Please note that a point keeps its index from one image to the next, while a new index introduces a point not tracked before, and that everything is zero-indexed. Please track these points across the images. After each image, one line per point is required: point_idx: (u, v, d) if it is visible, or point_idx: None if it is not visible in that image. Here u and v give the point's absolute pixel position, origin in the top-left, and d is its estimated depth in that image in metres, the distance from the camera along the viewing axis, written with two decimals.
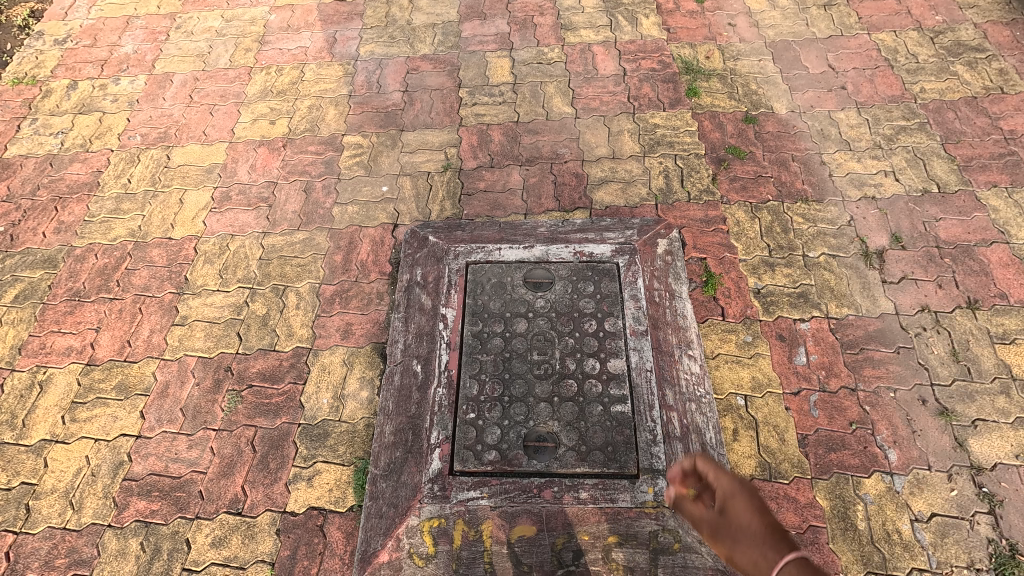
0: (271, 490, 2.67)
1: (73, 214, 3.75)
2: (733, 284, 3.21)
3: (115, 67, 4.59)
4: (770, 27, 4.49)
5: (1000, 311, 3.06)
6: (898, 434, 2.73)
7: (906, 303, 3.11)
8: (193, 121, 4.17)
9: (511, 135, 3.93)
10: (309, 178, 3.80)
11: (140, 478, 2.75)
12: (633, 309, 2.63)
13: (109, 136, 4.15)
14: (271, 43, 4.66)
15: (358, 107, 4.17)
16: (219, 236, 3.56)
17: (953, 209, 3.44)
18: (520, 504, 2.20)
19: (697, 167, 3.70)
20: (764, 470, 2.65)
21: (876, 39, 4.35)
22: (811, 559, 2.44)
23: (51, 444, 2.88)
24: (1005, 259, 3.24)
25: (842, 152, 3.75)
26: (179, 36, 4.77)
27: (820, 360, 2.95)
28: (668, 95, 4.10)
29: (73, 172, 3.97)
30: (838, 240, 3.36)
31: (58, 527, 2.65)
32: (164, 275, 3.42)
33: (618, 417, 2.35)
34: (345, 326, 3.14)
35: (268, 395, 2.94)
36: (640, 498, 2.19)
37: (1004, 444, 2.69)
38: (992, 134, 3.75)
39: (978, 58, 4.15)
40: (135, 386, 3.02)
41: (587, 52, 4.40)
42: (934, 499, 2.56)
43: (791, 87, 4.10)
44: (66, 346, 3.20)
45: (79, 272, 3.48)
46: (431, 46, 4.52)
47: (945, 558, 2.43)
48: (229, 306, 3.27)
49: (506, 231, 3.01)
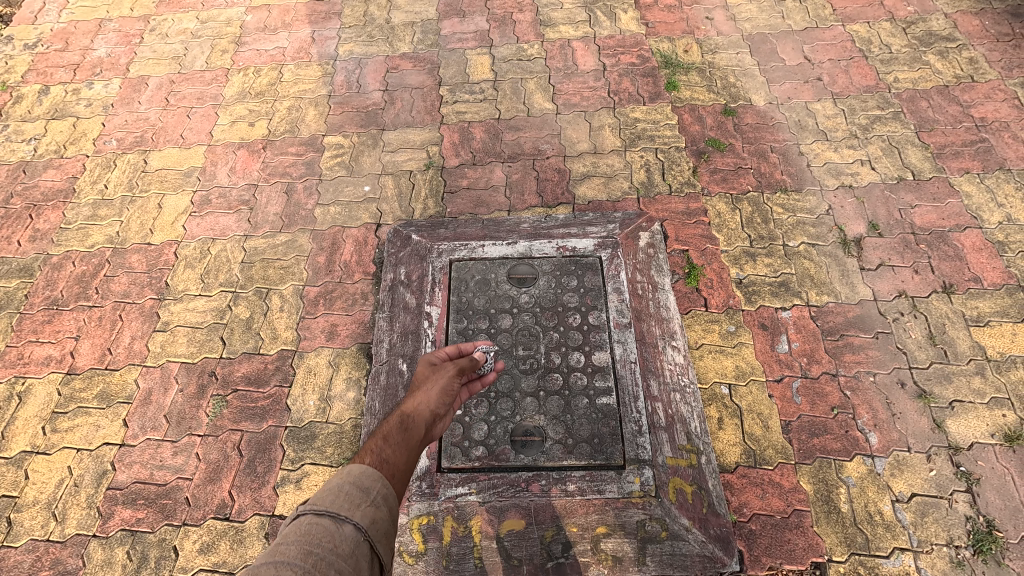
0: (259, 495, 2.66)
1: (48, 221, 3.68)
2: (716, 275, 3.24)
3: (88, 71, 4.51)
4: (747, 20, 4.53)
5: (975, 295, 3.14)
6: (878, 418, 2.78)
7: (883, 289, 3.17)
8: (170, 125, 4.12)
9: (493, 132, 3.92)
10: (290, 179, 3.76)
11: (125, 486, 2.71)
12: (616, 302, 2.65)
13: (84, 141, 4.08)
14: (248, 44, 4.61)
15: (338, 107, 4.14)
16: (200, 240, 3.52)
17: (927, 196, 3.51)
18: (508, 499, 2.21)
19: (678, 160, 3.74)
20: (749, 457, 2.69)
21: (850, 30, 4.41)
22: (796, 542, 2.49)
23: (31, 455, 2.83)
24: (978, 244, 3.31)
25: (819, 142, 3.80)
26: (153, 38, 4.70)
27: (802, 347, 3.00)
28: (648, 89, 4.13)
29: (47, 178, 3.90)
30: (817, 230, 3.41)
31: (41, 539, 2.61)
32: (144, 281, 3.37)
33: (604, 408, 2.37)
34: (330, 328, 3.13)
35: (254, 398, 2.92)
36: (627, 488, 2.21)
37: (980, 424, 2.75)
38: (963, 122, 3.83)
39: (950, 48, 4.23)
40: (117, 394, 2.98)
41: (566, 48, 4.41)
42: (914, 480, 2.62)
43: (769, 79, 4.15)
44: (45, 355, 3.15)
45: (56, 280, 3.42)
46: (411, 45, 4.50)
47: (925, 537, 2.49)
48: (211, 311, 3.24)
49: (489, 228, 3.02)
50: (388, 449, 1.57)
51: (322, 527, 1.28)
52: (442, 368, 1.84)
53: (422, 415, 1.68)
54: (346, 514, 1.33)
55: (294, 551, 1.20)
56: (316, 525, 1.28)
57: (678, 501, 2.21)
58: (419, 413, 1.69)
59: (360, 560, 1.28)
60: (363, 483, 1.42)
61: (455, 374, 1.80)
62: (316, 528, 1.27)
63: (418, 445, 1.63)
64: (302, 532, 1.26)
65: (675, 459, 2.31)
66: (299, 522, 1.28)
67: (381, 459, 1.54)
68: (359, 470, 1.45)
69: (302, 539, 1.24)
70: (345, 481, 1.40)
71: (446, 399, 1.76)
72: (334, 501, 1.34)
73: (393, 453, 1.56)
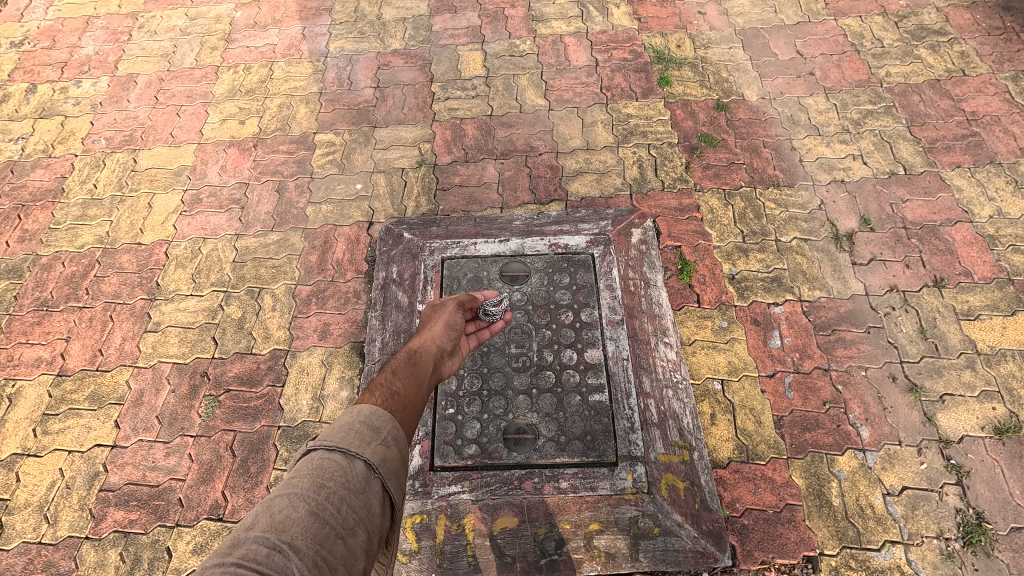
0: (252, 495, 2.65)
1: (37, 221, 3.65)
2: (708, 271, 3.25)
3: (76, 69, 4.46)
4: (739, 14, 4.52)
5: (965, 289, 3.15)
6: (869, 412, 2.80)
7: (875, 284, 3.18)
8: (160, 123, 4.08)
9: (485, 129, 3.91)
10: (282, 178, 3.74)
11: (118, 488, 2.70)
12: (608, 299, 2.65)
13: (72, 140, 4.04)
14: (237, 41, 4.56)
15: (329, 104, 4.11)
16: (191, 240, 3.49)
17: (919, 190, 3.52)
18: (501, 497, 2.21)
19: (670, 156, 3.73)
20: (741, 452, 2.70)
21: (843, 25, 4.41)
22: (788, 537, 2.50)
23: (22, 458, 2.82)
24: (969, 237, 3.32)
25: (812, 137, 3.80)
26: (142, 36, 4.65)
27: (793, 342, 3.01)
28: (641, 85, 4.12)
29: (36, 178, 3.86)
30: (810, 225, 3.42)
31: (33, 542, 2.60)
32: (135, 281, 3.35)
33: (596, 405, 2.37)
34: (323, 327, 3.12)
35: (247, 398, 2.91)
36: (619, 485, 2.22)
37: (970, 417, 2.77)
38: (955, 115, 3.84)
39: (941, 42, 4.23)
40: (108, 395, 2.97)
41: (558, 43, 4.39)
42: (905, 474, 2.64)
43: (761, 74, 4.15)
44: (35, 357, 3.12)
45: (45, 281, 3.39)
46: (402, 41, 4.47)
47: (916, 529, 2.51)
48: (203, 311, 3.22)
49: (481, 225, 3.00)
50: (398, 381, 1.54)
51: (333, 462, 1.22)
52: (443, 307, 1.99)
53: (430, 350, 1.74)
54: (357, 451, 1.27)
55: (304, 485, 1.16)
56: (328, 460, 1.22)
57: (670, 497, 2.22)
58: (427, 349, 1.74)
59: (371, 497, 1.23)
60: (374, 423, 1.35)
61: (457, 312, 1.94)
62: (328, 463, 1.21)
63: (427, 378, 1.63)
64: (313, 466, 1.21)
65: (668, 455, 2.32)
66: (310, 456, 1.23)
67: (390, 391, 1.50)
68: (373, 405, 1.39)
69: (313, 472, 1.19)
70: (356, 419, 1.34)
71: (451, 336, 1.85)
72: (345, 438, 1.28)
73: (403, 386, 1.53)
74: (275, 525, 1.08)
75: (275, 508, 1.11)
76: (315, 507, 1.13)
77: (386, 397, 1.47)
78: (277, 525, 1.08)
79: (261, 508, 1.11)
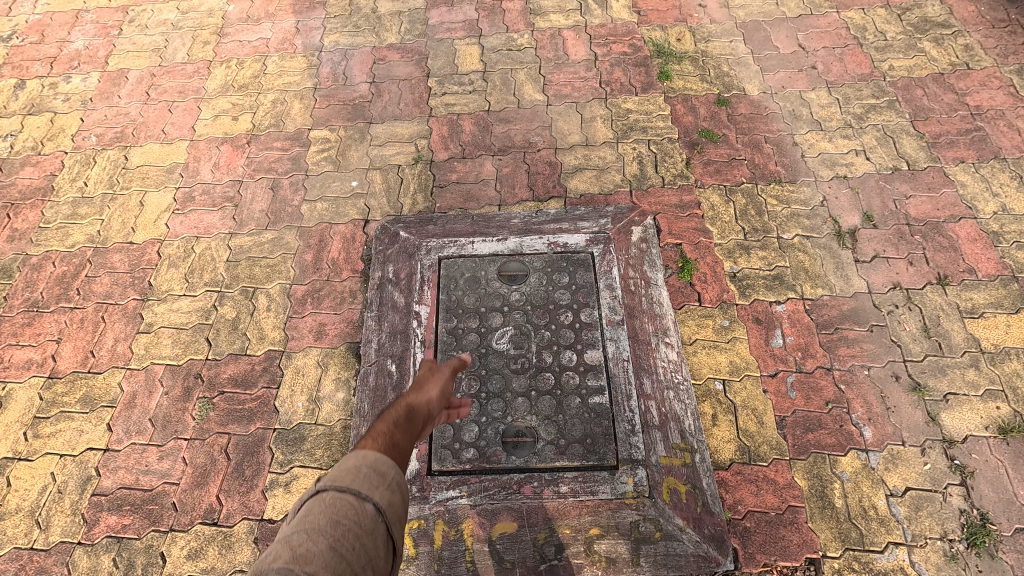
0: (247, 498, 2.61)
1: (27, 220, 3.59)
2: (709, 269, 3.20)
3: (65, 64, 4.38)
4: (740, 7, 4.45)
5: (969, 286, 3.11)
6: (873, 411, 2.76)
7: (878, 281, 3.14)
8: (151, 120, 4.01)
9: (482, 125, 3.84)
10: (276, 175, 3.68)
11: (110, 492, 2.66)
12: (609, 299, 2.61)
13: (62, 137, 3.97)
14: (230, 35, 4.48)
15: (324, 100, 4.04)
16: (184, 239, 3.44)
17: (922, 186, 3.48)
18: (500, 502, 2.17)
19: (671, 152, 3.68)
20: (743, 453, 2.67)
21: (845, 17, 4.34)
22: (790, 539, 2.48)
23: (13, 462, 2.77)
24: (973, 234, 3.28)
25: (814, 132, 3.75)
26: (132, 30, 4.57)
27: (796, 341, 2.97)
28: (641, 79, 4.05)
29: (25, 176, 3.80)
30: (812, 221, 3.37)
31: (25, 547, 2.56)
32: (127, 281, 3.30)
33: (597, 408, 2.33)
34: (318, 327, 3.07)
35: (241, 401, 2.87)
36: (620, 489, 2.18)
37: (974, 417, 2.74)
38: (958, 110, 3.78)
39: (945, 34, 4.17)
40: (100, 398, 2.92)
41: (556, 37, 4.32)
42: (908, 474, 2.61)
43: (763, 68, 4.08)
44: (25, 359, 3.07)
45: (36, 281, 3.34)
46: (398, 35, 4.39)
47: (919, 531, 2.48)
48: (197, 311, 3.17)
49: (479, 224, 2.95)
50: (399, 432, 1.50)
51: (345, 501, 1.19)
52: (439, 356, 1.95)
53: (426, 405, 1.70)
54: (366, 493, 1.24)
55: (321, 523, 1.13)
56: (340, 499, 1.19)
57: (672, 500, 2.19)
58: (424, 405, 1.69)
59: (381, 541, 1.19)
60: (381, 467, 1.32)
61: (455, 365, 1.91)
62: (340, 501, 1.18)
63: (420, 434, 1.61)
64: (326, 505, 1.18)
65: (669, 458, 2.28)
66: (322, 496, 1.19)
67: (390, 440, 1.46)
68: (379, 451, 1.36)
69: (327, 510, 1.16)
70: (364, 462, 1.31)
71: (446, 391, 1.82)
72: (354, 479, 1.25)
73: (403, 437, 1.50)
74: (295, 559, 1.04)
75: (295, 543, 1.08)
76: (332, 543, 1.09)
77: (387, 447, 1.43)
78: (299, 559, 1.04)
79: (279, 545, 1.08)
